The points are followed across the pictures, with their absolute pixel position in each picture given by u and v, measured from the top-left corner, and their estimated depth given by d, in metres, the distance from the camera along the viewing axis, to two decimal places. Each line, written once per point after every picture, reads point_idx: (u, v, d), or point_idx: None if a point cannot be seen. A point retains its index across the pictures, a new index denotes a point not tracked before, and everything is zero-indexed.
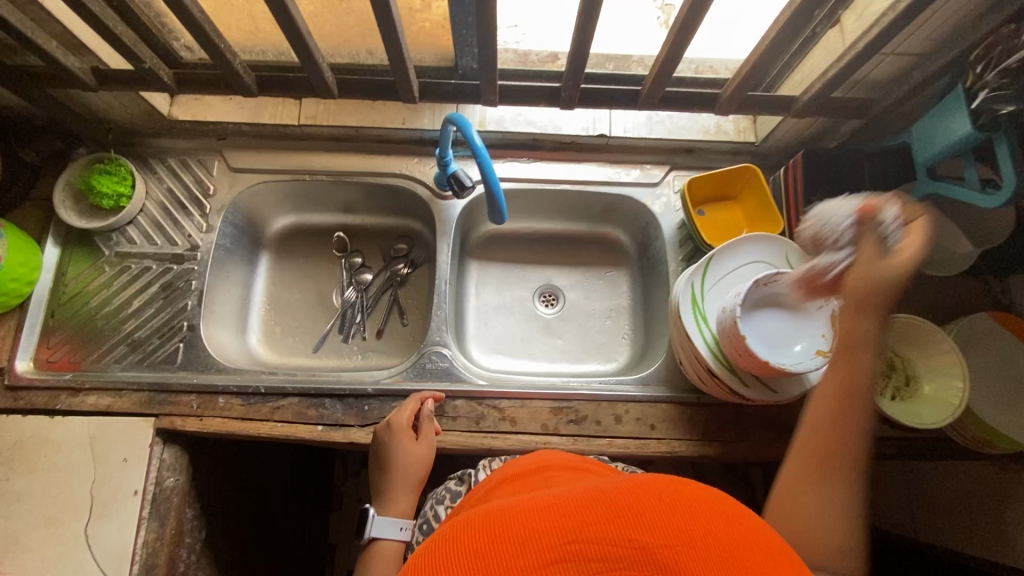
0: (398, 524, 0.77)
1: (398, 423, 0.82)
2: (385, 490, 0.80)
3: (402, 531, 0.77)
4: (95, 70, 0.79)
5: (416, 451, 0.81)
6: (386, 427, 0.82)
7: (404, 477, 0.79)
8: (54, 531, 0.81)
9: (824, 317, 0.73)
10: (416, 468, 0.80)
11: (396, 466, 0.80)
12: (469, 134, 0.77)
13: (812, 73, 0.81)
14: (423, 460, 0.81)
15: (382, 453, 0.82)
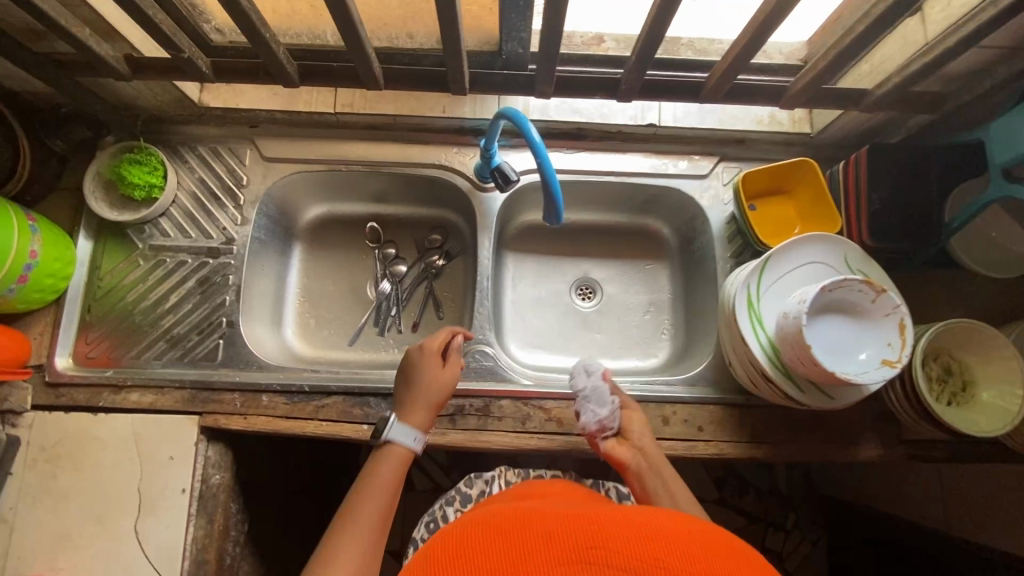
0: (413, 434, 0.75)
1: (430, 347, 0.82)
2: (406, 401, 0.78)
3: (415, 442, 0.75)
4: (129, 58, 0.75)
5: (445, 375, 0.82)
6: (416, 349, 0.82)
7: (428, 396, 0.79)
8: (105, 528, 0.82)
9: (892, 325, 0.71)
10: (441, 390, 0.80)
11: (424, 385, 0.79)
12: (528, 130, 0.73)
13: (885, 65, 0.77)
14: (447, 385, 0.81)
15: (408, 370, 0.81)
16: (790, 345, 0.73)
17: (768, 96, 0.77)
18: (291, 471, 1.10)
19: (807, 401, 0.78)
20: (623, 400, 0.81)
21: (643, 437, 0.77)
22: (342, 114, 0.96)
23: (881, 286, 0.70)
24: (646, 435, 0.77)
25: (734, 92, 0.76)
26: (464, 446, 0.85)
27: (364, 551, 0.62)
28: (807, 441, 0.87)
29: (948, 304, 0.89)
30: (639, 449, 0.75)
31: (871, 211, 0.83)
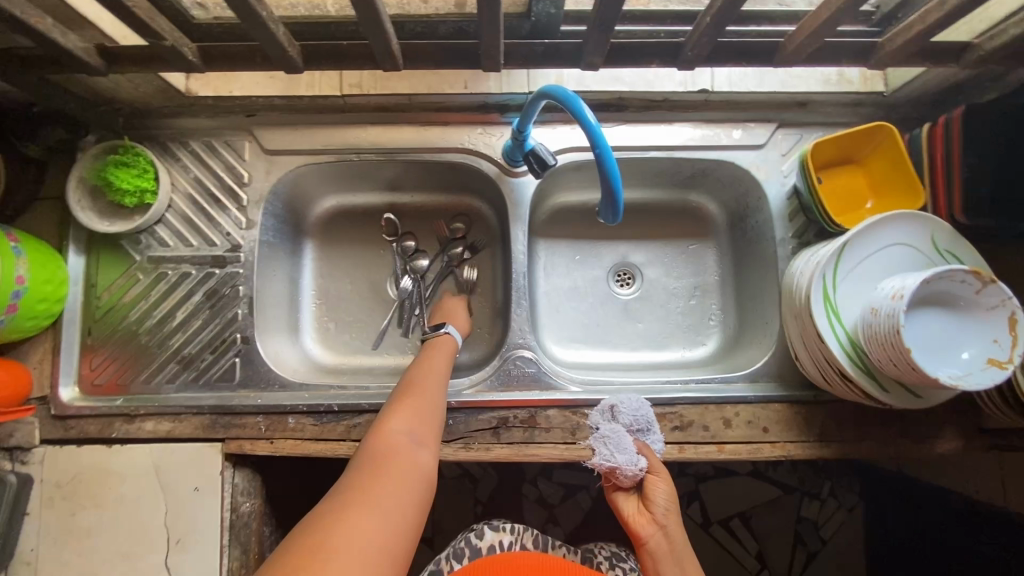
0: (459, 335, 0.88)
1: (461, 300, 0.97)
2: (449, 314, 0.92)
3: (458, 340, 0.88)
4: (101, 49, 0.64)
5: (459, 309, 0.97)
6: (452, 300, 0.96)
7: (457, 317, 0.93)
8: (132, 565, 0.77)
9: (1000, 319, 0.62)
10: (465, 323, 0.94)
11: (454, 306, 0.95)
12: (580, 108, 0.63)
13: (997, 11, 0.64)
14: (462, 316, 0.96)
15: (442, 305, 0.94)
16: (879, 344, 0.65)
17: (854, 56, 0.66)
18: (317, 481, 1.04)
19: (893, 401, 0.70)
20: (651, 462, 0.73)
21: (667, 513, 0.69)
22: (349, 96, 0.85)
23: (988, 276, 0.61)
24: (671, 510, 0.70)
25: (815, 53, 0.64)
26: (511, 461, 0.78)
27: (429, 399, 0.72)
28: (881, 437, 0.81)
29: None
30: (663, 527, 0.69)
31: (963, 181, 0.73)
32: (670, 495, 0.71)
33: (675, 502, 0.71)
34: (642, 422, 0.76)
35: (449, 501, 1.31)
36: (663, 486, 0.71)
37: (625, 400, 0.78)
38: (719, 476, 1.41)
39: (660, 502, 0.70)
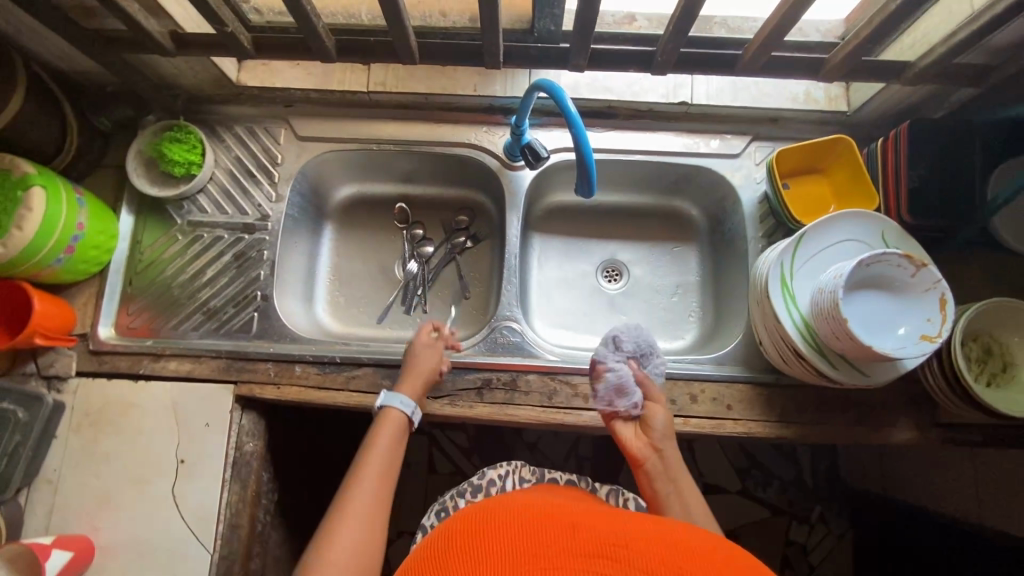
0: (402, 399, 0.79)
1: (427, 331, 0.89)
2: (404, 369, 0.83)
3: (404, 408, 0.78)
4: (173, 34, 0.78)
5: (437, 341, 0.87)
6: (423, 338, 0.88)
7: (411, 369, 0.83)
8: (143, 490, 0.85)
9: (933, 300, 0.69)
10: (432, 367, 0.83)
11: (416, 350, 0.85)
12: (563, 101, 0.74)
13: (929, 36, 0.74)
14: (429, 357, 0.84)
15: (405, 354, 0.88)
16: (825, 318, 0.72)
17: (804, 70, 0.76)
18: (315, 444, 1.12)
19: (841, 378, 0.77)
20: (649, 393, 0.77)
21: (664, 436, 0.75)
22: (375, 93, 0.97)
23: (921, 260, 0.68)
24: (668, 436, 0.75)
25: (768, 66, 0.75)
26: (492, 418, 0.86)
27: (369, 507, 0.66)
28: (838, 422, 0.86)
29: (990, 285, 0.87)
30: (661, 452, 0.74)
31: (912, 188, 0.81)
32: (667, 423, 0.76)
33: (671, 431, 0.76)
34: (643, 347, 0.80)
35: (440, 489, 1.37)
36: (661, 416, 0.76)
37: (625, 328, 0.81)
38: (703, 485, 1.44)
39: (658, 429, 0.75)
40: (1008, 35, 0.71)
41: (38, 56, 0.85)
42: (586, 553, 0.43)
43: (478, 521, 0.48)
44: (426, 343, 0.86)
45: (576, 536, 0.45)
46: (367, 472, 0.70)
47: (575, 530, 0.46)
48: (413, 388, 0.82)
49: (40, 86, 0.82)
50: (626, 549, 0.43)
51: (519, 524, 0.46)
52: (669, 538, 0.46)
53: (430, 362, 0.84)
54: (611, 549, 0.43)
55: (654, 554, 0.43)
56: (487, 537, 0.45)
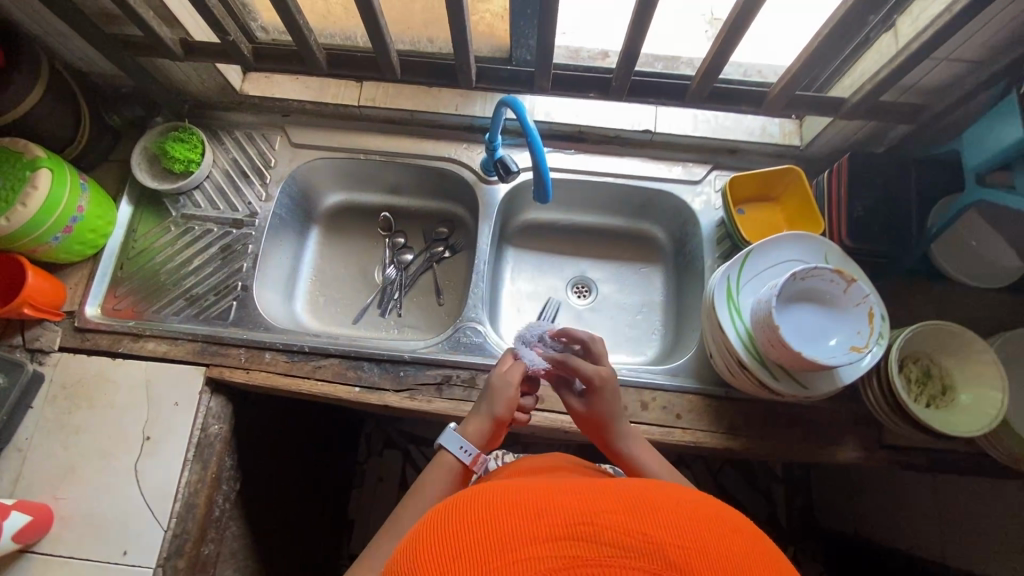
0: (461, 442, 0.71)
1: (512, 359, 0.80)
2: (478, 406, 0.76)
3: (460, 452, 0.70)
4: (183, 42, 0.87)
5: (510, 373, 0.78)
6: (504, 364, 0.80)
7: (481, 405, 0.76)
8: (107, 463, 0.88)
9: (862, 314, 0.74)
10: (506, 403, 0.74)
11: (490, 383, 0.78)
12: (523, 115, 0.81)
13: (861, 77, 0.82)
14: (502, 392, 0.76)
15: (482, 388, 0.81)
16: (763, 328, 0.76)
17: (749, 100, 0.86)
18: (283, 440, 1.14)
19: (781, 389, 0.80)
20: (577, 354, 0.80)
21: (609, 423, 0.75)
22: (365, 107, 1.06)
23: (851, 277, 0.73)
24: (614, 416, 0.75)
25: (712, 95, 0.86)
26: (448, 414, 0.89)
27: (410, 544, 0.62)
28: (785, 437, 0.88)
29: (930, 312, 0.91)
30: (612, 437, 0.75)
31: (852, 215, 0.87)
32: (604, 395, 0.76)
33: (614, 412, 0.76)
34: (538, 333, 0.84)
35: None
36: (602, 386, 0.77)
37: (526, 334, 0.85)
38: None
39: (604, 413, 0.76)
40: (932, 77, 0.79)
41: (63, 57, 0.94)
42: (560, 539, 0.34)
43: (433, 534, 0.37)
44: (504, 373, 0.78)
45: (543, 522, 0.35)
46: (411, 505, 0.66)
47: (541, 512, 0.36)
48: (477, 429, 0.73)
49: (61, 80, 0.91)
50: (603, 527, 0.35)
51: (474, 526, 0.36)
52: (645, 501, 0.38)
53: (501, 399, 0.75)
54: (582, 529, 0.35)
55: (630, 529, 0.35)
56: (443, 553, 0.35)
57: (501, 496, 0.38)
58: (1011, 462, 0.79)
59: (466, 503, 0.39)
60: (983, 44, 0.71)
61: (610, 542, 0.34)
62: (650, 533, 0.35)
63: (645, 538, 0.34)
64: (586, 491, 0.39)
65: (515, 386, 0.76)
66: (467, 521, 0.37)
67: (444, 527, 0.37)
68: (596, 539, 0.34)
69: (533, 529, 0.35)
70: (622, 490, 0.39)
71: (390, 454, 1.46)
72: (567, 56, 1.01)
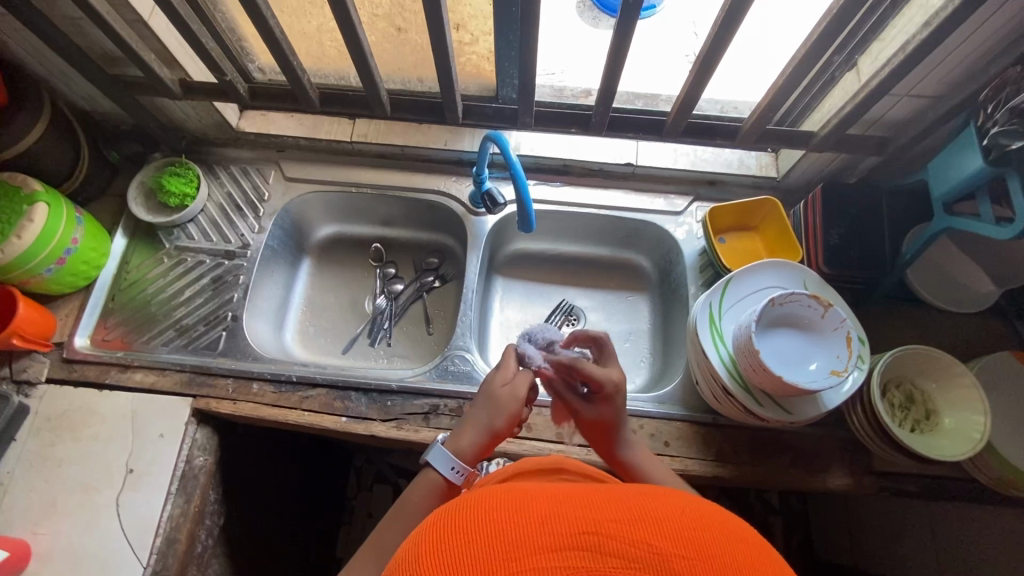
0: (452, 462, 0.68)
1: (506, 365, 0.74)
2: (474, 418, 0.71)
3: (449, 473, 0.67)
4: (182, 81, 0.92)
5: (516, 385, 0.72)
6: (500, 372, 0.74)
7: (476, 417, 0.71)
8: (88, 498, 0.86)
9: (840, 338, 0.76)
10: (508, 413, 0.70)
11: (493, 393, 0.72)
12: (507, 149, 0.84)
13: (829, 112, 0.86)
14: (504, 407, 0.70)
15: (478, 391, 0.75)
16: (744, 354, 0.77)
17: (724, 135, 0.90)
18: (269, 474, 1.12)
19: (767, 415, 0.80)
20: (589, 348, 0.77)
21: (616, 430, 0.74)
22: (357, 142, 1.10)
23: (827, 301, 0.75)
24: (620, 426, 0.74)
25: (688, 130, 0.90)
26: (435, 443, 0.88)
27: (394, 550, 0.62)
28: (773, 464, 0.88)
29: (911, 337, 0.93)
30: (620, 445, 0.75)
31: (828, 243, 0.89)
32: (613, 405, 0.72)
33: (621, 424, 0.74)
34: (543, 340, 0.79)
35: None
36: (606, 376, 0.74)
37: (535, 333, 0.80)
38: None
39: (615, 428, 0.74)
40: (896, 112, 0.83)
41: (65, 96, 0.98)
42: (563, 549, 0.33)
43: (435, 537, 0.36)
44: (505, 381, 0.73)
45: (546, 531, 0.34)
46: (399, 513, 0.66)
47: (545, 520, 0.35)
48: (469, 445, 0.69)
49: (62, 118, 0.94)
50: (605, 536, 0.34)
51: (474, 531, 0.35)
52: (649, 506, 0.36)
53: (503, 413, 0.70)
54: (585, 539, 0.34)
55: (634, 538, 0.34)
56: (443, 559, 0.34)
57: (503, 500, 0.37)
58: (997, 484, 0.79)
59: (468, 507, 0.37)
60: (940, 81, 0.75)
61: (613, 553, 0.33)
62: (655, 543, 0.34)
63: (649, 547, 0.33)
64: (589, 495, 0.37)
65: (519, 401, 0.71)
66: (469, 526, 0.35)
67: (444, 531, 0.36)
68: (599, 549, 0.33)
69: (534, 538, 0.34)
70: (626, 495, 0.37)
71: (381, 489, 1.43)
72: (551, 94, 1.03)
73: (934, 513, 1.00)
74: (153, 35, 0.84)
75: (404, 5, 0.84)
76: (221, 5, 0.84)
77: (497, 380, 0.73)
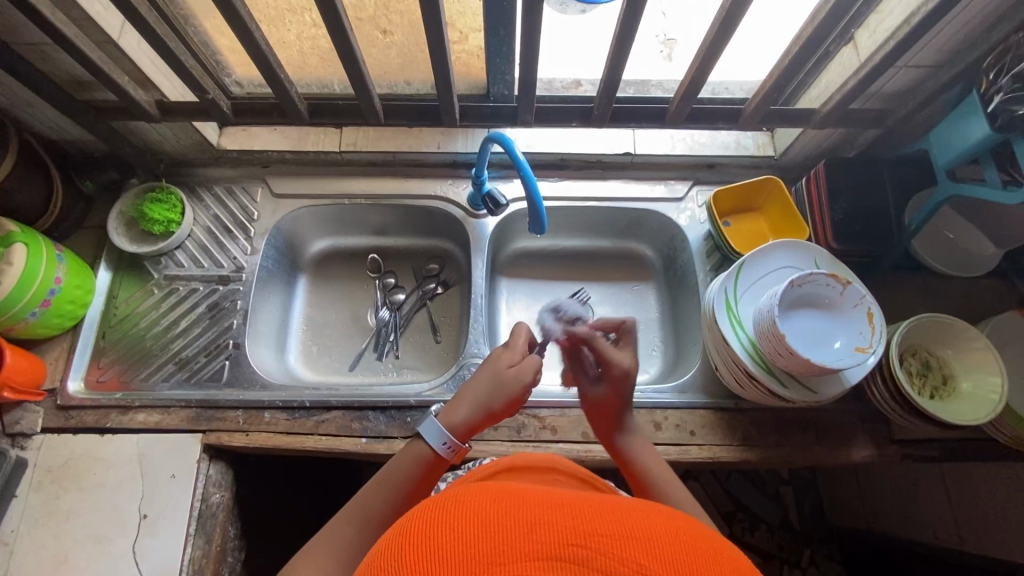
0: (444, 436, 0.65)
1: (511, 346, 0.72)
2: (470, 398, 0.67)
3: (440, 447, 0.65)
4: (159, 103, 0.87)
5: (522, 369, 0.70)
6: (504, 353, 0.72)
7: (475, 391, 0.68)
8: (102, 549, 0.82)
9: (861, 314, 0.76)
10: (504, 397, 0.68)
11: (497, 371, 0.69)
12: (512, 149, 0.81)
13: (828, 88, 0.86)
14: (506, 389, 0.68)
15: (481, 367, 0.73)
16: (768, 338, 0.76)
17: (725, 118, 0.89)
18: (286, 501, 1.09)
19: (793, 396, 0.80)
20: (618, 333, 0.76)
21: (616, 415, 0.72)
22: (346, 152, 1.06)
23: (846, 279, 0.75)
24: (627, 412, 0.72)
25: (690, 116, 0.89)
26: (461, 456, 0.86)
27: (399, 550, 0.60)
28: (799, 443, 0.88)
29: (919, 305, 0.94)
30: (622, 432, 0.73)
31: (834, 219, 0.90)
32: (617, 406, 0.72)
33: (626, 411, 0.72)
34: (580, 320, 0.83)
35: None
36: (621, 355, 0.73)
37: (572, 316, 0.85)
38: None
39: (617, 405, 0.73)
40: (894, 83, 0.84)
41: (31, 127, 0.92)
42: (549, 558, 0.31)
43: (421, 527, 0.34)
44: (509, 360, 0.70)
45: (535, 538, 0.32)
46: (379, 484, 0.62)
47: (535, 525, 0.33)
48: (463, 420, 0.66)
49: (30, 151, 0.88)
50: (596, 550, 0.32)
51: (460, 528, 0.33)
52: (643, 524, 0.34)
53: (503, 396, 0.68)
54: (573, 552, 0.32)
55: (623, 555, 0.32)
56: (427, 557, 0.32)
57: (496, 500, 0.35)
58: (1015, 442, 0.82)
59: (458, 501, 0.35)
60: (938, 50, 0.75)
61: (601, 569, 0.31)
62: (645, 564, 0.32)
63: (638, 568, 0.31)
64: (582, 505, 0.35)
65: (522, 386, 0.68)
66: (455, 519, 0.34)
67: (428, 523, 0.34)
68: (586, 563, 0.31)
69: (522, 543, 0.32)
70: (620, 507, 0.36)
71: None
72: (540, 88, 1.00)
73: (951, 473, 1.02)
74: (124, 56, 0.80)
75: (390, 6, 0.81)
76: (192, 18, 0.80)
77: (502, 360, 0.71)
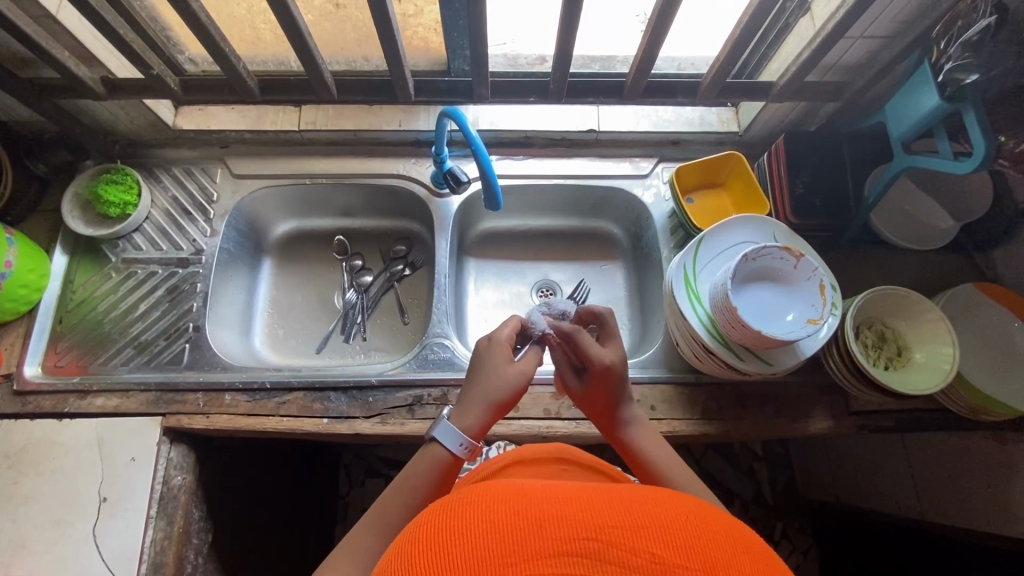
0: (459, 437, 0.63)
1: (499, 339, 0.71)
2: (475, 400, 0.66)
3: (456, 448, 0.63)
4: (104, 79, 0.85)
5: (523, 363, 0.70)
6: (489, 347, 0.71)
7: (482, 393, 0.66)
8: (60, 533, 0.81)
9: (814, 287, 0.77)
10: (512, 391, 0.67)
11: (498, 369, 0.68)
12: (466, 125, 0.80)
13: (787, 60, 0.86)
14: (514, 385, 0.68)
15: (472, 365, 0.70)
16: (721, 312, 0.77)
17: (685, 91, 0.89)
18: (255, 485, 1.09)
19: (749, 368, 0.81)
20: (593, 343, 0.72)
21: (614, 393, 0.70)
22: (306, 131, 1.05)
23: (799, 252, 0.76)
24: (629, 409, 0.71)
25: (648, 90, 0.89)
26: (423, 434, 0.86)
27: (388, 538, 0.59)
28: (759, 415, 0.89)
29: (878, 278, 0.95)
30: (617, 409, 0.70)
31: (794, 192, 0.90)
32: (610, 382, 0.69)
33: (624, 395, 0.70)
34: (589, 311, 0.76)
35: None
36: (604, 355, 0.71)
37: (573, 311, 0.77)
38: None
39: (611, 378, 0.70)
40: (851, 55, 0.83)
41: None
42: (561, 556, 0.32)
43: (430, 534, 0.35)
44: (506, 358, 0.69)
45: (545, 535, 0.33)
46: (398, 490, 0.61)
47: (543, 523, 0.33)
48: (477, 422, 0.65)
49: None
50: (608, 544, 0.32)
51: (469, 532, 0.34)
52: (653, 513, 0.35)
53: (510, 389, 0.67)
54: (585, 546, 0.32)
55: (634, 545, 0.32)
56: (435, 560, 0.33)
57: (501, 501, 0.36)
58: (968, 412, 0.83)
59: (463, 506, 0.36)
60: (892, 20, 0.75)
61: (614, 562, 0.32)
62: (657, 552, 0.32)
63: (653, 558, 0.32)
64: (590, 499, 0.36)
65: (527, 378, 0.68)
66: (464, 524, 0.34)
67: (436, 530, 0.35)
68: (598, 557, 0.32)
69: (533, 541, 0.32)
70: (627, 497, 0.36)
71: (372, 484, 1.39)
72: (504, 63, 0.99)
73: (910, 444, 1.04)
74: (64, 30, 0.77)
75: None
76: None
77: (499, 358, 0.69)
